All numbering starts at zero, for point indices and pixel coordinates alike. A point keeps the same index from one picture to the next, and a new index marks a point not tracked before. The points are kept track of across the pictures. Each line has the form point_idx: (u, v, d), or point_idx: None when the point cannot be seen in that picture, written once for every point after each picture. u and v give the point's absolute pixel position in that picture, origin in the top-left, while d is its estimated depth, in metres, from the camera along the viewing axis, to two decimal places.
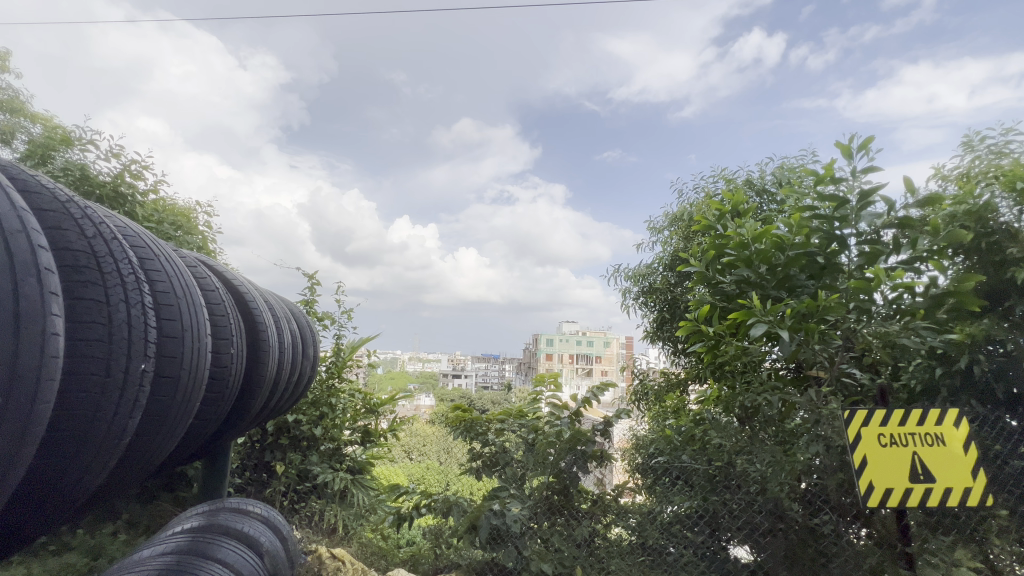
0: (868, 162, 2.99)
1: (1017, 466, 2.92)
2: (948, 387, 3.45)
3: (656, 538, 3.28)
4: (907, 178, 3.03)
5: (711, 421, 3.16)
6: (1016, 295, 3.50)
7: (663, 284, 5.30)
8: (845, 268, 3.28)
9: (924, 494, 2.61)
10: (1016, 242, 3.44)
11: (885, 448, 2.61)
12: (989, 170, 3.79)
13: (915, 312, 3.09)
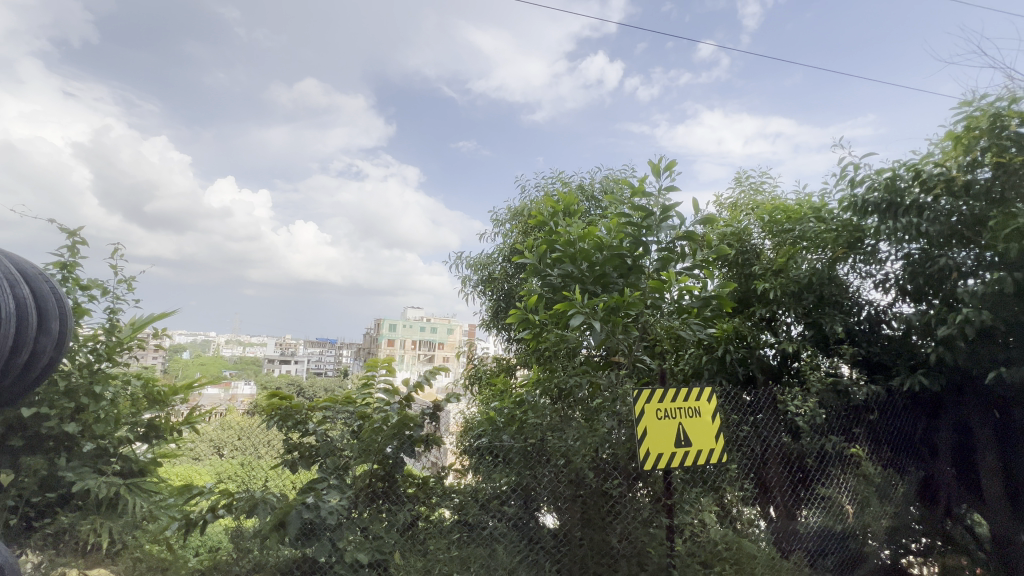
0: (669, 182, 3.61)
1: (743, 430, 3.80)
2: (709, 370, 4.41)
3: (476, 514, 3.42)
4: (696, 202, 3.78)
5: (530, 403, 3.47)
6: (755, 301, 4.60)
7: (501, 274, 5.58)
8: (647, 270, 3.84)
9: (684, 456, 3.21)
10: (758, 260, 4.58)
11: (660, 420, 3.16)
12: (749, 202, 4.88)
13: (691, 310, 3.79)
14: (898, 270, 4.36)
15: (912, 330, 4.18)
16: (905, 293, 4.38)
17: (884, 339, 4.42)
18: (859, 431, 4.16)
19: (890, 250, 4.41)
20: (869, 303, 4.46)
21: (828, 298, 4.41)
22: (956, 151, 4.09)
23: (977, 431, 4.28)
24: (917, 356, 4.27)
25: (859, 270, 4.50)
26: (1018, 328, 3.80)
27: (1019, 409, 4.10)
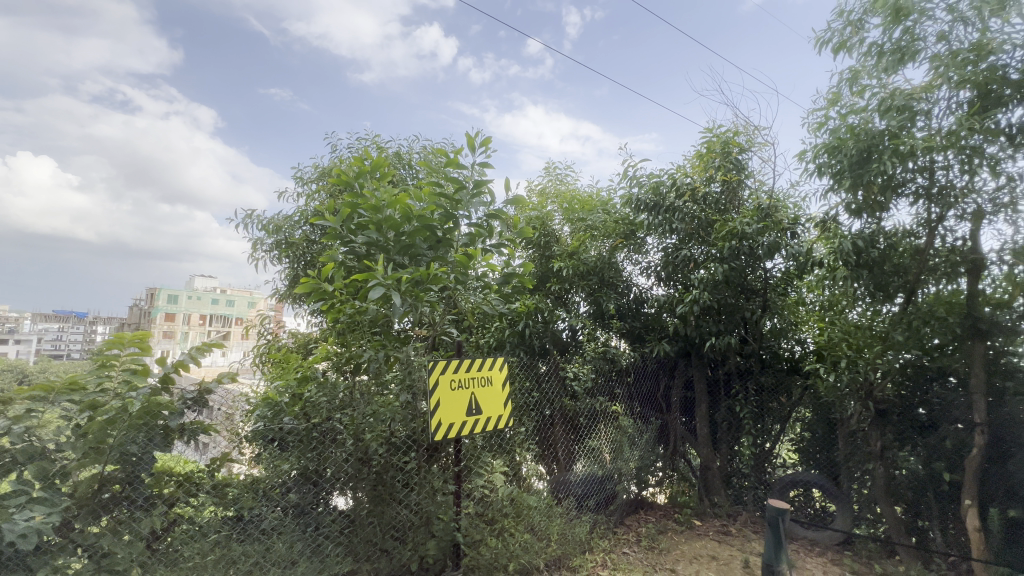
0: (484, 158, 3.64)
1: (529, 398, 4.16)
2: (511, 342, 4.72)
3: (252, 507, 2.98)
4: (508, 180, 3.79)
5: (314, 378, 3.24)
6: (552, 280, 5.12)
7: (302, 239, 4.99)
8: (455, 244, 3.84)
9: (474, 424, 3.34)
10: (557, 244, 5.10)
11: (453, 390, 3.23)
12: (554, 190, 5.34)
13: (491, 287, 3.92)
14: (658, 260, 5.31)
15: (662, 308, 5.20)
16: (660, 280, 5.35)
17: (645, 316, 5.35)
18: (619, 391, 4.99)
19: (654, 243, 5.34)
20: (636, 285, 5.35)
21: (607, 280, 5.15)
22: (700, 167, 5.15)
23: (697, 387, 5.55)
24: (662, 329, 5.31)
25: (631, 258, 5.36)
26: (727, 308, 5.05)
27: (723, 368, 5.46)
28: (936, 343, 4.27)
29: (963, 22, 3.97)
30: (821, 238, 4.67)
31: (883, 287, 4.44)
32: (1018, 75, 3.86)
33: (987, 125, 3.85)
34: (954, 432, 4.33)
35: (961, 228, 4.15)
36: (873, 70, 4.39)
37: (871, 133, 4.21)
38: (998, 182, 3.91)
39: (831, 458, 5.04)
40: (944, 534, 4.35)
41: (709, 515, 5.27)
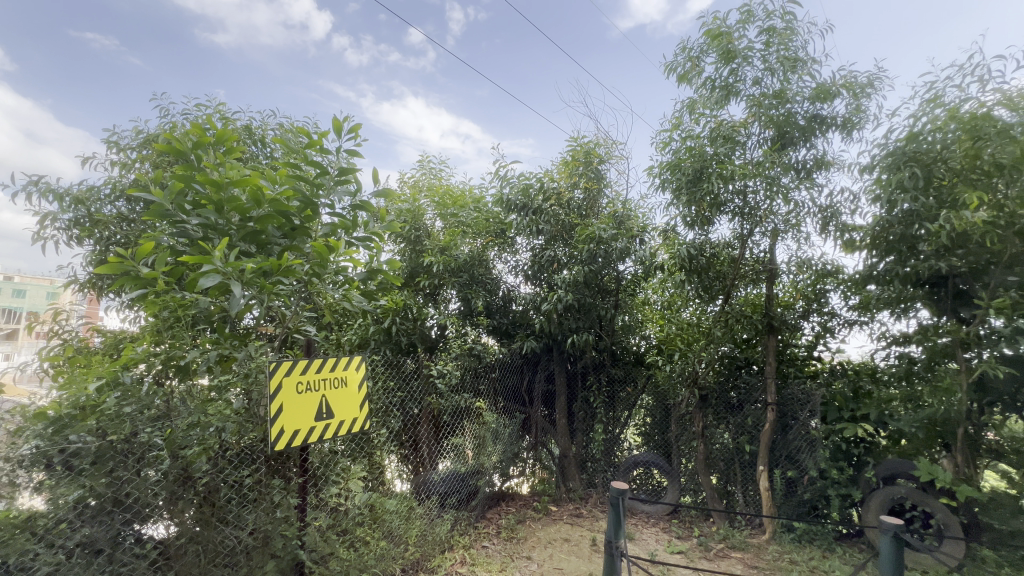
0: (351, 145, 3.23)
1: (387, 400, 4.01)
2: (375, 341, 4.55)
3: (21, 550, 2.34)
4: (375, 175, 3.41)
5: (113, 378, 2.60)
6: (421, 275, 5.05)
7: (113, 216, 4.14)
8: (314, 234, 3.43)
9: (324, 429, 3.07)
10: (428, 238, 5.03)
11: (300, 394, 2.94)
12: (427, 184, 5.27)
13: (353, 284, 3.56)
14: (526, 259, 5.52)
15: (528, 305, 5.37)
16: (527, 279, 5.56)
17: (513, 312, 5.50)
18: (484, 386, 5.04)
19: (523, 243, 5.53)
20: (505, 283, 5.49)
21: (477, 277, 5.19)
22: (566, 173, 5.48)
23: (557, 380, 5.87)
24: (529, 325, 5.50)
25: (502, 256, 5.47)
26: (586, 306, 5.43)
27: (581, 362, 5.88)
28: (742, 337, 5.18)
29: (770, 72, 4.81)
30: (663, 245, 5.28)
31: (708, 290, 5.20)
32: (804, 121, 4.80)
33: (782, 161, 4.74)
34: (754, 411, 5.25)
35: (764, 242, 5.04)
36: (706, 102, 5.11)
37: (704, 156, 4.89)
38: (790, 206, 4.82)
39: (665, 438, 5.73)
40: (745, 495, 5.24)
41: (564, 500, 5.65)
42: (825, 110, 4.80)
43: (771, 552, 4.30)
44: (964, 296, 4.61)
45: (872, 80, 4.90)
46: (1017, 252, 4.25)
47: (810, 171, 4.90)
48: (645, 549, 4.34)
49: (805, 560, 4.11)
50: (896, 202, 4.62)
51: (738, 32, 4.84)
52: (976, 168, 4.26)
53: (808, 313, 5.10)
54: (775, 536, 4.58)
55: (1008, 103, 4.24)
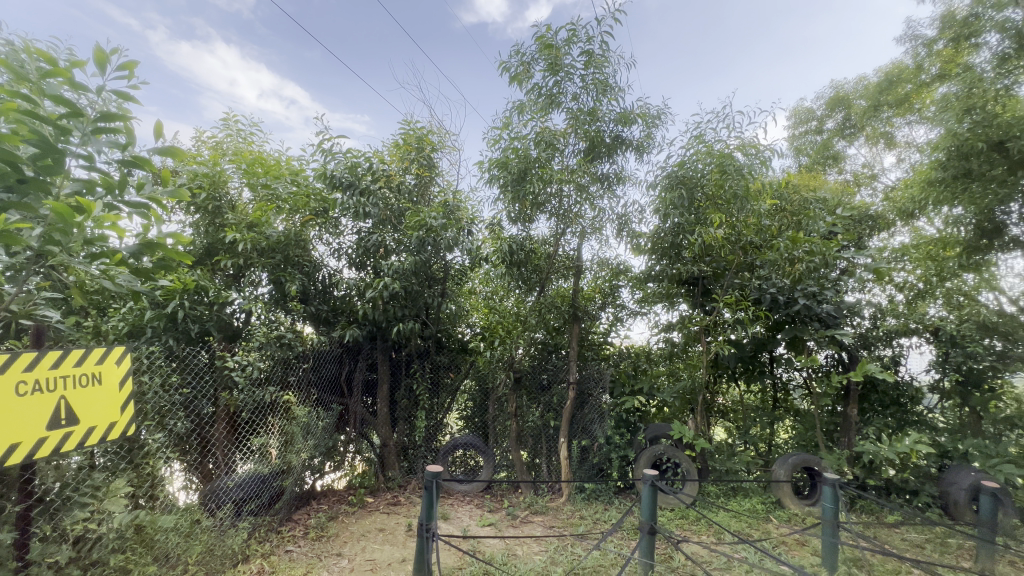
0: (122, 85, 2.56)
1: (159, 399, 3.33)
2: (152, 328, 3.84)
3: None
4: (155, 123, 2.60)
5: None
6: (221, 252, 4.46)
7: None
8: (54, 193, 2.60)
9: (62, 440, 2.39)
10: (232, 211, 4.50)
11: (26, 397, 2.23)
12: (233, 147, 4.74)
13: (115, 257, 2.76)
14: (350, 242, 5.21)
15: (350, 291, 5.09)
16: (351, 263, 5.29)
17: (333, 298, 5.15)
18: (294, 379, 4.59)
19: (348, 224, 5.22)
20: (326, 266, 5.10)
21: (292, 258, 4.72)
22: (397, 157, 5.36)
23: (380, 368, 5.71)
24: (351, 312, 5.21)
25: (323, 238, 5.07)
26: (412, 293, 5.38)
27: (405, 350, 5.84)
28: (553, 324, 5.79)
29: (586, 90, 5.42)
30: (489, 238, 5.55)
31: (527, 281, 5.70)
32: (610, 140, 5.54)
33: (591, 171, 5.42)
34: (559, 390, 5.94)
35: (573, 242, 5.70)
36: (532, 108, 5.51)
37: (528, 157, 5.28)
38: (594, 212, 5.55)
39: (484, 420, 6.07)
40: (548, 465, 5.88)
41: (382, 490, 5.54)
42: (625, 132, 5.61)
43: (566, 511, 4.94)
44: (708, 293, 5.97)
45: (660, 114, 5.93)
46: (741, 262, 5.66)
47: (612, 183, 5.70)
48: (459, 526, 4.54)
49: (591, 514, 4.83)
50: (669, 216, 5.70)
51: (564, 48, 5.32)
52: (720, 196, 5.53)
53: (605, 305, 5.97)
54: (569, 498, 5.27)
55: (743, 149, 5.59)
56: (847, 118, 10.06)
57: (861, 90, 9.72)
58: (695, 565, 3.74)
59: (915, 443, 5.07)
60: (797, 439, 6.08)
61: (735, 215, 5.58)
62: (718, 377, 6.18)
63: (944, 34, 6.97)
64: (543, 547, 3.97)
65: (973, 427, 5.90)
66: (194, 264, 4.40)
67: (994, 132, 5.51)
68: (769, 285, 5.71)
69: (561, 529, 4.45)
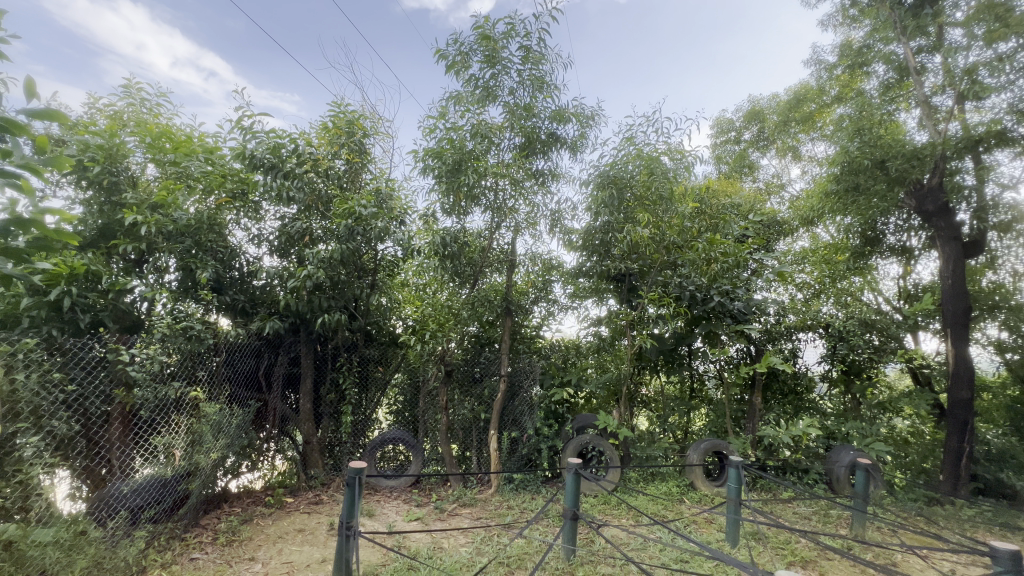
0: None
1: (32, 400, 2.99)
2: (30, 318, 3.41)
3: None
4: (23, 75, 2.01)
5: None
6: (119, 234, 4.02)
7: None
8: None
9: None
10: (132, 189, 4.06)
11: None
12: (135, 118, 4.28)
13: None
14: (272, 228, 4.90)
15: (271, 280, 4.79)
16: (272, 250, 4.98)
17: (252, 287, 4.82)
18: (203, 374, 4.25)
19: (270, 209, 4.90)
20: (244, 253, 4.77)
21: (205, 243, 4.37)
22: (326, 141, 5.11)
23: (303, 362, 5.43)
24: (272, 303, 4.91)
25: (242, 222, 4.72)
26: (339, 284, 5.16)
27: (331, 343, 5.60)
28: (486, 317, 5.81)
29: (523, 86, 5.46)
30: (422, 229, 5.45)
31: (460, 274, 5.67)
32: (545, 137, 5.63)
33: (526, 167, 5.47)
34: (491, 382, 5.98)
35: (507, 236, 5.74)
36: (468, 99, 5.46)
37: (463, 149, 5.23)
38: (529, 207, 5.62)
39: (413, 414, 5.98)
40: (478, 458, 5.91)
41: (303, 489, 5.26)
42: (560, 130, 5.72)
43: (494, 502, 5.00)
44: (634, 290, 6.27)
45: (594, 114, 6.11)
46: (664, 260, 6.00)
47: (546, 179, 5.80)
48: (384, 522, 4.45)
49: (518, 504, 4.93)
50: (600, 214, 5.90)
51: (502, 42, 5.31)
52: (647, 197, 5.81)
53: (538, 299, 6.09)
54: (498, 489, 5.34)
55: (669, 153, 5.91)
56: (761, 131, 10.94)
57: (773, 106, 10.60)
58: (613, 547, 3.94)
59: (807, 426, 5.66)
60: (709, 425, 6.56)
61: (660, 216, 5.89)
62: (641, 369, 6.51)
63: (842, 61, 7.77)
64: (469, 539, 4.00)
65: (854, 412, 6.69)
66: (86, 247, 3.94)
67: (876, 151, 6.33)
68: (688, 283, 6.10)
69: (488, 520, 4.50)
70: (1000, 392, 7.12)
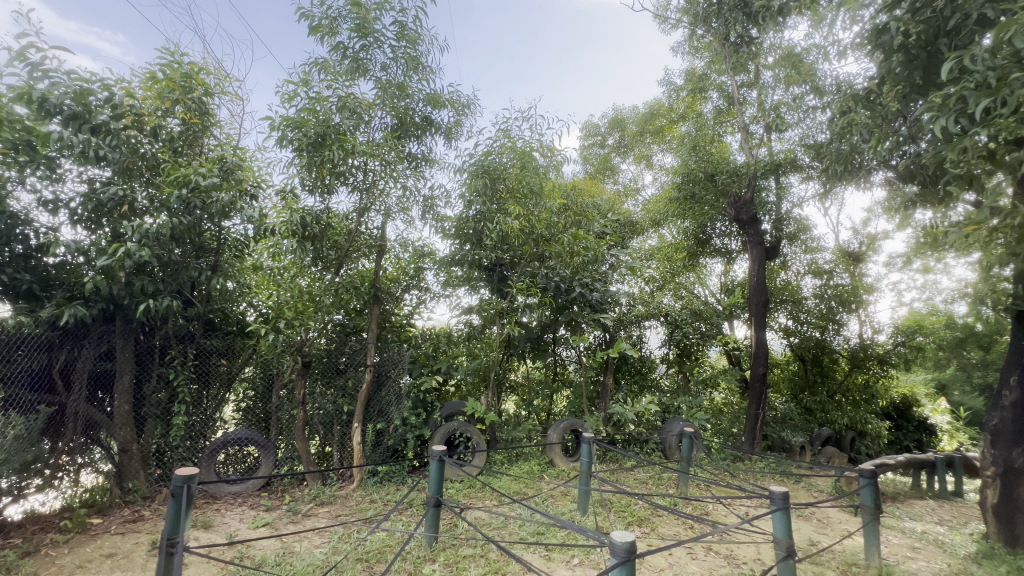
0: None
1: None
2: None
3: None
4: None
5: None
6: None
7: None
8: None
9: None
10: None
11: None
12: None
13: None
14: (76, 193, 4.02)
15: (72, 255, 3.92)
16: (75, 220, 4.08)
17: (44, 266, 3.90)
18: None
19: (72, 169, 4.01)
20: (34, 223, 3.84)
21: None
22: (154, 94, 4.31)
23: (119, 356, 4.53)
24: (77, 285, 4.06)
25: (30, 183, 3.80)
26: (170, 264, 4.42)
27: (159, 332, 4.79)
28: (352, 304, 5.50)
29: (395, 63, 5.22)
30: (279, 207, 4.93)
31: (323, 257, 5.27)
32: (419, 120, 5.48)
33: (398, 149, 5.25)
34: (355, 373, 5.68)
35: (377, 220, 5.49)
36: (335, 68, 5.04)
37: (328, 123, 4.83)
38: (401, 191, 5.43)
39: (265, 411, 5.41)
40: (340, 453, 5.57)
41: (117, 507, 4.39)
42: (435, 115, 5.61)
43: (355, 497, 4.78)
44: (505, 280, 6.46)
45: (470, 103, 6.11)
46: (532, 252, 6.30)
47: (419, 164, 5.65)
48: (224, 533, 3.96)
49: (381, 496, 4.79)
50: (473, 203, 5.95)
51: (374, 13, 5.00)
52: (519, 190, 6.01)
53: (408, 287, 5.99)
54: (361, 483, 5.12)
55: (540, 150, 6.19)
56: (621, 139, 12.02)
57: (632, 116, 11.71)
58: (476, 529, 4.06)
59: (647, 403, 6.45)
60: (568, 406, 7.10)
61: (530, 209, 6.14)
62: (509, 355, 6.77)
63: (687, 84, 8.89)
64: (325, 539, 3.78)
65: (684, 388, 7.82)
66: None
67: (707, 167, 7.42)
68: (553, 274, 6.49)
69: (348, 517, 4.30)
70: (785, 367, 8.95)
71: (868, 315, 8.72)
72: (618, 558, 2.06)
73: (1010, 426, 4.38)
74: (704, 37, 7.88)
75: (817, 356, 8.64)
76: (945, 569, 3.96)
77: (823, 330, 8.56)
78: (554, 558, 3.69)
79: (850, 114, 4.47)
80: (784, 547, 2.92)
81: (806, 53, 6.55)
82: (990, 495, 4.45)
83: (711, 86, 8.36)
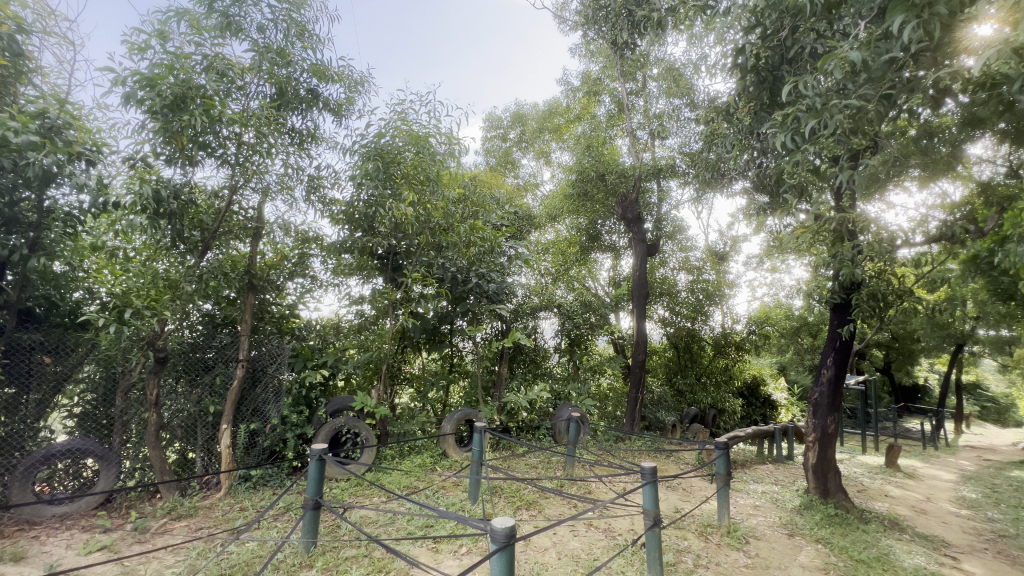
0: None
1: None
2: None
3: None
4: None
5: None
6: None
7: None
8: None
9: None
10: None
11: None
12: None
13: None
14: None
15: None
16: None
17: None
18: None
19: None
20: None
21: None
22: None
23: None
24: None
25: None
26: None
27: None
28: (222, 292, 4.91)
29: (275, 25, 4.70)
30: (125, 177, 4.20)
31: (184, 238, 4.62)
32: (304, 93, 5.03)
33: (278, 122, 4.76)
34: (225, 369, 5.07)
35: (253, 199, 4.96)
36: (200, 22, 4.41)
37: (189, 83, 4.19)
38: (282, 168, 4.96)
39: (107, 416, 4.60)
40: (205, 459, 4.95)
41: None
42: (322, 89, 5.19)
43: (221, 507, 4.30)
44: (399, 269, 6.23)
45: (362, 80, 5.75)
46: (428, 241, 6.16)
47: (303, 141, 5.18)
48: (42, 564, 3.31)
49: (253, 503, 4.37)
50: (364, 187, 5.64)
51: None
52: (415, 176, 5.82)
53: (290, 275, 5.56)
54: (230, 490, 4.60)
55: (438, 136, 6.05)
56: (522, 134, 12.23)
57: (532, 113, 11.97)
58: (360, 529, 3.87)
59: (540, 391, 6.68)
60: (464, 397, 7.10)
61: (426, 197, 5.98)
62: (404, 347, 6.59)
63: (583, 86, 9.29)
64: (180, 557, 3.35)
65: (574, 375, 8.26)
66: None
67: (598, 167, 7.86)
68: (450, 264, 6.41)
69: (210, 529, 3.84)
70: (662, 354, 9.87)
71: (729, 307, 9.94)
72: (498, 544, 2.08)
73: (826, 398, 5.27)
74: (598, 42, 8.29)
75: (688, 343, 9.65)
76: (777, 521, 4.67)
77: (693, 320, 9.58)
78: (442, 549, 3.67)
79: (715, 126, 4.99)
80: (652, 517, 3.19)
81: (684, 69, 7.20)
82: (811, 456, 5.32)
83: (604, 90, 8.84)
